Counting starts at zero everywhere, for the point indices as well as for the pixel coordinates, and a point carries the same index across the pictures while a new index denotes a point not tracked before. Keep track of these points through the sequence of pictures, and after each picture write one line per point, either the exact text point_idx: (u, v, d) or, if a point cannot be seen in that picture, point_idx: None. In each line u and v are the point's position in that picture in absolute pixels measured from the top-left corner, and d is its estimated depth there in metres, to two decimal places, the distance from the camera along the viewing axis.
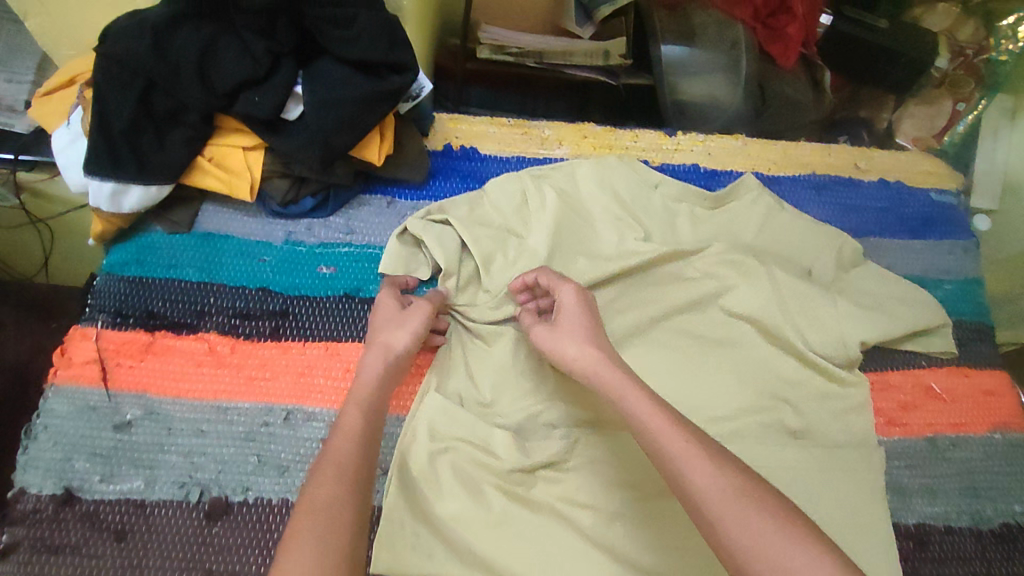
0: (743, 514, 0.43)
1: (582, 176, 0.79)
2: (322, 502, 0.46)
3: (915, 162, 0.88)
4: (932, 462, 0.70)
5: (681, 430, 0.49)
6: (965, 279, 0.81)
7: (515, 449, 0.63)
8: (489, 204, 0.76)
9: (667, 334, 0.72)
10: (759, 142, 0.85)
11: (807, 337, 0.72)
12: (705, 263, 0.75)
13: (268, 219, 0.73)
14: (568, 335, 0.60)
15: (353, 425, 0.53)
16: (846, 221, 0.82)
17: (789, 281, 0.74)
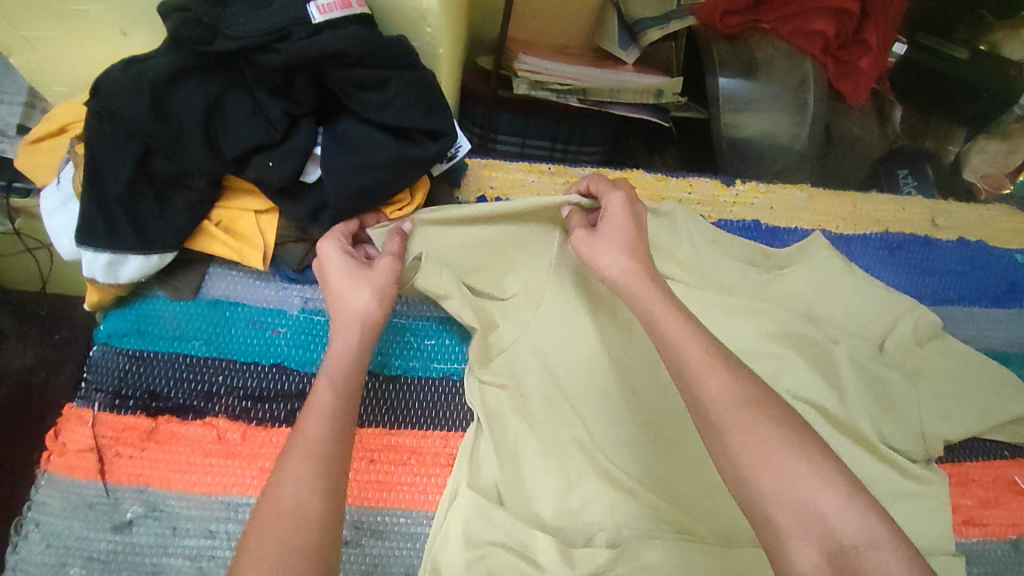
0: (755, 429, 0.41)
1: None
2: (289, 501, 0.44)
3: (998, 218, 0.79)
4: (1016, 568, 0.63)
5: (702, 344, 0.46)
6: None
7: (559, 554, 0.56)
8: (524, 257, 0.67)
9: None
10: (825, 194, 0.76)
11: (879, 425, 0.64)
12: (763, 337, 0.67)
13: (282, 284, 0.66)
14: (608, 245, 0.55)
15: (324, 406, 0.49)
16: (921, 288, 0.74)
17: (858, 360, 0.66)
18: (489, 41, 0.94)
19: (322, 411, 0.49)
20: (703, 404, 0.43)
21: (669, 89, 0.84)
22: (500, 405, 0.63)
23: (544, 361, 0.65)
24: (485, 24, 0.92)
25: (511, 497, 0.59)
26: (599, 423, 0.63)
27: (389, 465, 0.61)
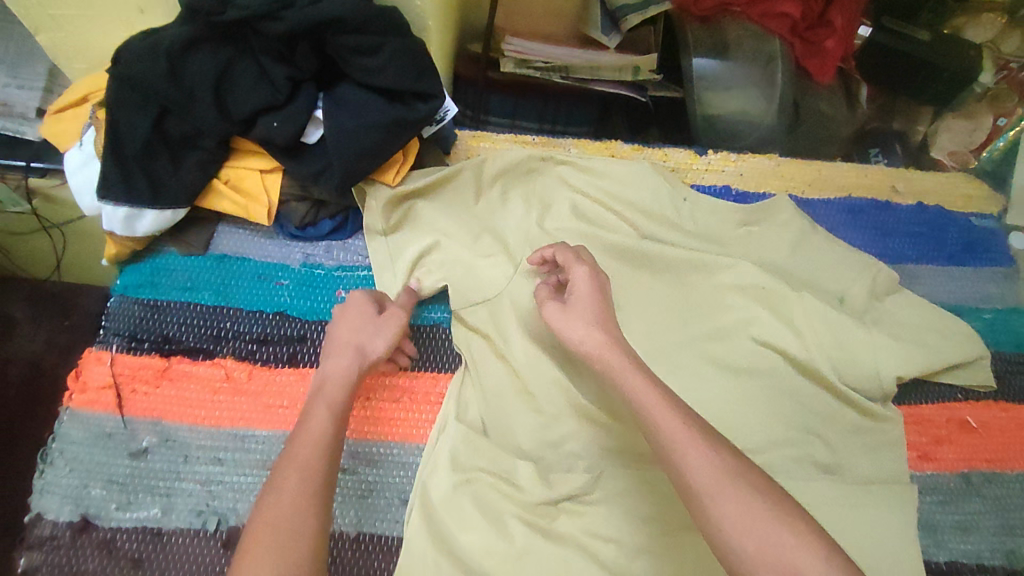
0: (737, 496, 0.43)
1: (605, 194, 0.76)
2: (286, 518, 0.45)
3: (956, 185, 0.84)
4: (965, 498, 0.69)
5: (679, 416, 0.49)
6: (1008, 307, 0.77)
7: (539, 479, 0.62)
8: (503, 219, 0.74)
9: (694, 360, 0.70)
10: (793, 162, 0.81)
11: (840, 371, 0.69)
12: (727, 290, 0.72)
13: (285, 241, 0.71)
14: (578, 318, 0.58)
15: (320, 433, 0.51)
16: (882, 248, 0.78)
17: (820, 310, 0.71)
18: (479, 27, 1.00)
19: (318, 433, 0.51)
20: (684, 481, 0.45)
21: (644, 66, 0.90)
22: (484, 350, 0.68)
23: (528, 308, 0.69)
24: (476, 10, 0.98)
25: (495, 432, 0.65)
26: (577, 369, 0.68)
27: (384, 402, 0.66)
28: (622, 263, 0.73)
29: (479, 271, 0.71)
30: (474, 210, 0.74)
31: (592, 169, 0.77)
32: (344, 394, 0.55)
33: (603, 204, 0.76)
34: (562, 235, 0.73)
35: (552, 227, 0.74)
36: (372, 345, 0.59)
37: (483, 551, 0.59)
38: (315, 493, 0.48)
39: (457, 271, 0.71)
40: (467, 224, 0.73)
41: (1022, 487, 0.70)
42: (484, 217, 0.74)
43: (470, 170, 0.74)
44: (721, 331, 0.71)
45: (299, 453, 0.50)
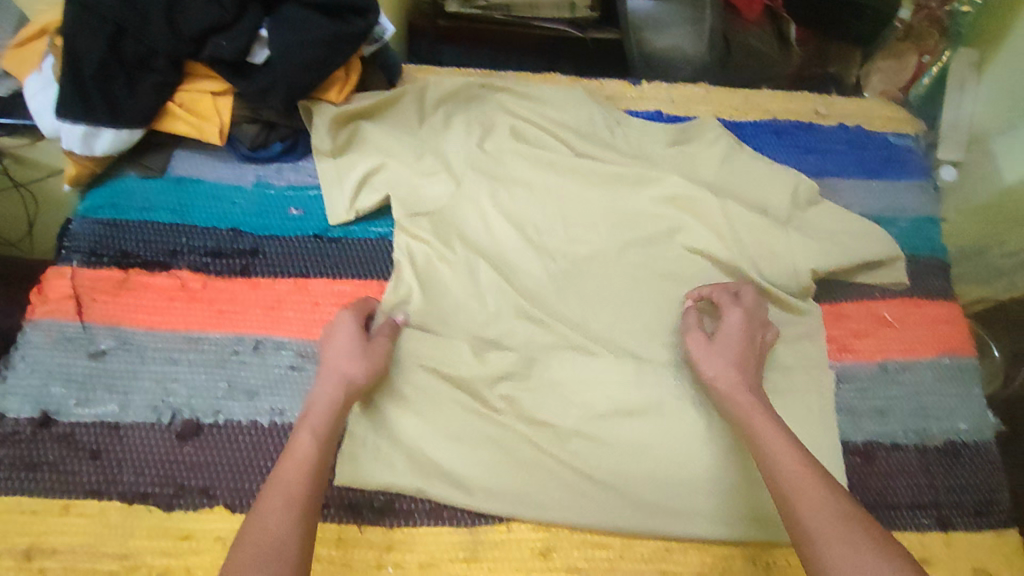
0: (853, 538, 0.47)
1: (543, 117, 0.80)
2: (271, 533, 0.48)
3: (875, 109, 0.90)
4: (883, 383, 0.74)
5: (803, 463, 0.53)
6: (921, 216, 0.84)
7: (477, 360, 0.67)
8: (444, 137, 0.78)
9: (627, 264, 0.74)
10: (722, 89, 0.88)
11: (761, 269, 0.74)
12: (656, 201, 0.77)
13: (239, 163, 0.75)
14: (720, 355, 0.64)
15: (306, 455, 0.54)
16: (805, 163, 0.84)
17: (742, 214, 0.75)
18: None
19: (303, 456, 0.54)
20: (800, 522, 0.49)
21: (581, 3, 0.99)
22: (426, 255, 0.72)
23: (468, 219, 0.74)
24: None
25: (437, 330, 0.69)
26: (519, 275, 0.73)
27: (332, 307, 0.70)
28: (563, 178, 0.77)
29: (423, 186, 0.75)
30: (418, 134, 0.78)
31: (531, 95, 0.82)
32: (330, 419, 0.57)
33: (541, 126, 0.80)
34: (501, 155, 0.78)
35: (491, 148, 0.78)
36: (356, 373, 0.61)
37: (424, 439, 0.65)
38: (299, 517, 0.50)
39: (401, 185, 0.75)
40: (410, 143, 0.77)
41: (933, 374, 0.75)
42: (427, 136, 0.78)
43: (413, 96, 0.79)
44: (653, 239, 0.76)
45: (285, 478, 0.52)
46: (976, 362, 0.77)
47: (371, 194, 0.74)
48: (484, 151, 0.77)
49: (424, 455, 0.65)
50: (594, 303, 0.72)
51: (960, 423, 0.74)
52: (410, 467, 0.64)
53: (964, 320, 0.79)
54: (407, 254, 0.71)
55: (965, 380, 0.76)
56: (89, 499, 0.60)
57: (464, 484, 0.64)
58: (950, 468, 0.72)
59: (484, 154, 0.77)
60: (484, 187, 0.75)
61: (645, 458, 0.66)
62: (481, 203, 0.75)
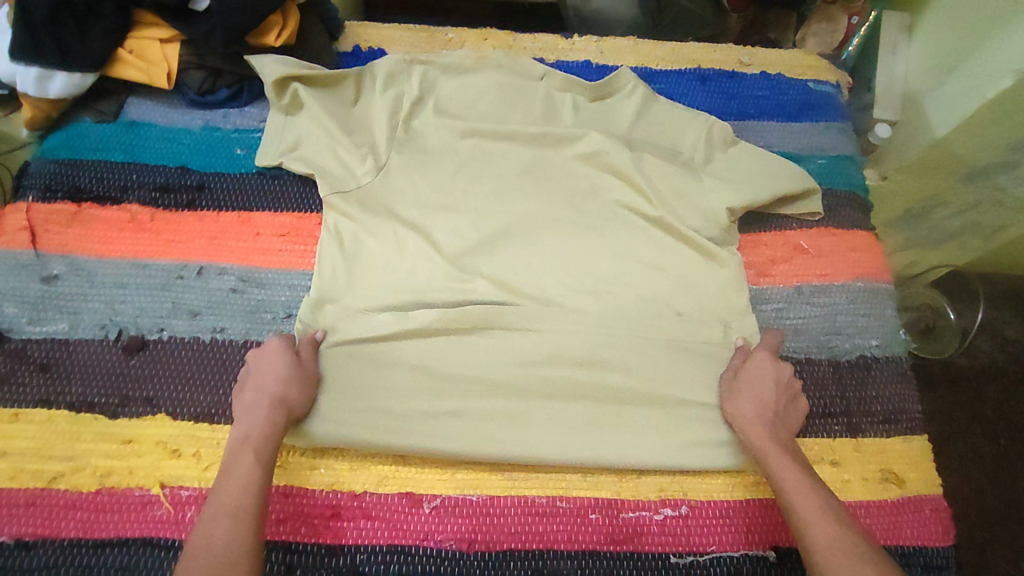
0: (859, 569, 0.52)
1: (465, 81, 0.85)
2: (223, 551, 0.50)
3: (796, 58, 0.98)
4: (797, 303, 0.79)
5: (816, 499, 0.58)
6: (840, 154, 0.91)
7: (400, 294, 0.72)
8: (375, 117, 0.81)
9: (552, 212, 0.79)
10: (648, 42, 0.95)
11: (677, 212, 0.79)
12: (578, 150, 0.82)
13: (188, 109, 0.80)
14: (742, 393, 0.68)
15: (250, 473, 0.56)
16: (728, 107, 0.92)
17: (658, 162, 0.81)
18: None
19: (247, 475, 0.56)
20: (813, 556, 0.55)
21: None
22: (353, 229, 0.74)
23: (397, 188, 0.77)
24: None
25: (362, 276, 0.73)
26: (446, 232, 0.76)
27: (273, 237, 0.75)
28: (491, 142, 0.82)
29: (347, 159, 0.77)
30: (351, 111, 0.81)
31: (465, 74, 0.85)
32: (270, 440, 0.59)
33: (466, 92, 0.84)
34: (426, 129, 0.81)
35: (418, 125, 0.81)
36: (287, 394, 0.63)
37: (344, 403, 0.66)
38: (247, 536, 0.52)
39: (327, 159, 0.77)
40: (344, 120, 0.79)
41: (847, 295, 0.80)
42: (358, 116, 0.81)
43: (353, 79, 0.81)
44: (581, 190, 0.81)
45: (227, 499, 0.54)
46: (890, 287, 0.82)
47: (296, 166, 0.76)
48: (409, 128, 0.80)
49: (349, 380, 0.67)
50: (523, 260, 0.75)
51: (873, 339, 0.78)
52: (333, 394, 0.66)
53: (876, 247, 0.84)
54: (336, 231, 0.74)
55: (878, 301, 0.80)
56: (39, 407, 0.63)
57: (397, 416, 0.65)
58: (861, 381, 0.76)
59: (415, 133, 0.80)
60: (411, 163, 0.78)
61: (568, 372, 0.69)
62: (413, 162, 0.79)
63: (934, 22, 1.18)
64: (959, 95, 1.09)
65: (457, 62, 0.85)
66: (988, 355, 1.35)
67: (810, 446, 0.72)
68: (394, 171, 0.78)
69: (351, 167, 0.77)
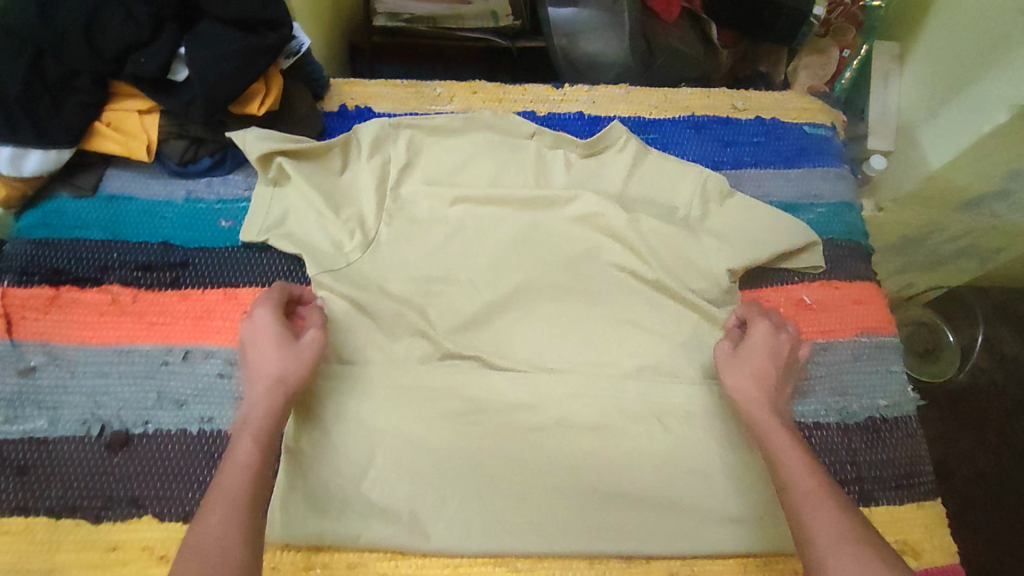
0: (861, 555, 0.47)
1: (452, 145, 0.84)
2: (214, 540, 0.45)
3: (791, 100, 0.96)
4: (802, 364, 0.77)
5: (818, 478, 0.54)
6: (839, 201, 0.89)
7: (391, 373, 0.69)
8: (361, 188, 0.79)
9: (548, 280, 0.77)
10: (641, 89, 0.93)
11: (678, 276, 0.77)
12: (573, 212, 0.80)
13: (169, 179, 0.77)
14: (741, 368, 0.65)
15: (246, 460, 0.52)
16: (724, 155, 0.90)
17: (655, 225, 0.79)
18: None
19: (242, 463, 0.51)
20: (808, 536, 0.50)
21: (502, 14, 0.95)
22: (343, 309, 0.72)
23: (389, 264, 0.75)
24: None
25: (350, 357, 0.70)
26: (440, 308, 0.74)
27: None
28: (481, 208, 0.80)
29: (335, 235, 0.76)
30: (338, 183, 0.79)
31: (450, 140, 0.84)
32: (271, 422, 0.56)
33: (453, 157, 0.83)
34: (413, 199, 0.80)
35: (405, 194, 0.80)
36: (285, 372, 0.59)
37: (335, 507, 0.62)
38: (239, 520, 0.47)
39: (316, 236, 0.76)
40: (332, 194, 0.78)
41: (852, 353, 0.78)
42: (344, 188, 0.80)
43: (339, 150, 0.80)
44: (578, 258, 0.79)
45: (222, 483, 0.50)
46: (896, 340, 0.80)
47: (281, 245, 0.74)
48: (397, 197, 0.80)
49: (345, 471, 0.64)
50: (519, 333, 0.74)
51: (881, 399, 0.76)
52: (329, 487, 0.63)
53: (881, 299, 0.82)
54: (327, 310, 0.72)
55: (884, 357, 0.79)
56: (17, 515, 0.60)
57: (393, 512, 0.63)
58: (871, 444, 0.74)
59: (402, 204, 0.79)
60: (400, 236, 0.77)
61: (571, 451, 0.67)
62: (404, 236, 0.77)
63: (925, 53, 1.17)
64: (953, 128, 1.08)
65: (440, 128, 0.84)
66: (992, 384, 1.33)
67: None
68: (383, 243, 0.76)
69: (339, 242, 0.76)
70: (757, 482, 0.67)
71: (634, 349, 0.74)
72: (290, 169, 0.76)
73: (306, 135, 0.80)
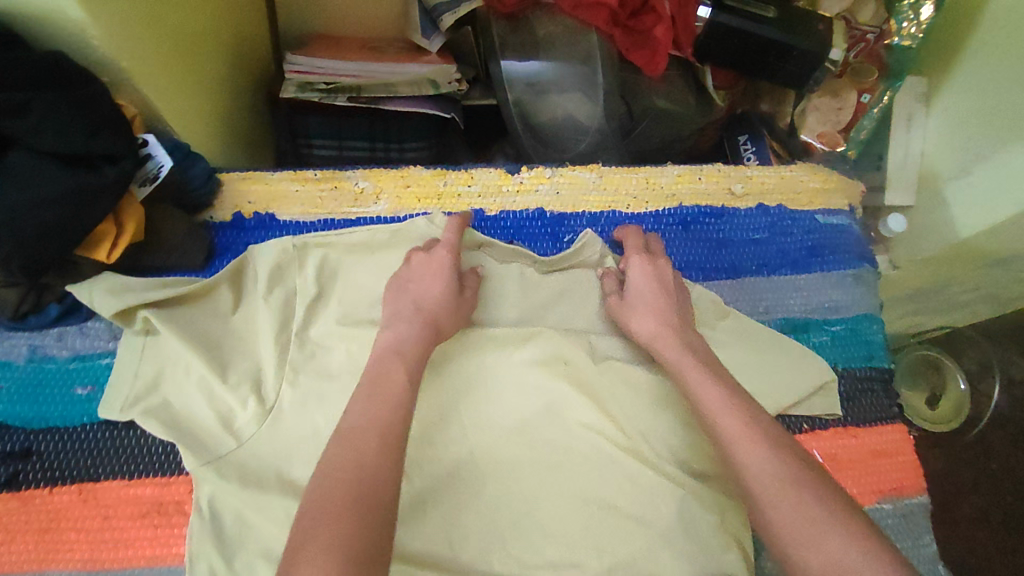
0: (803, 502, 0.45)
1: (376, 267, 0.66)
2: (366, 477, 0.45)
3: (801, 178, 0.78)
4: None
5: (740, 412, 0.51)
6: (857, 315, 0.73)
7: None
8: (259, 335, 0.63)
9: (499, 453, 0.62)
10: (615, 173, 0.75)
11: (650, 442, 0.64)
12: (527, 357, 0.65)
13: (7, 333, 0.61)
14: (637, 312, 0.63)
15: (398, 397, 0.51)
16: (719, 259, 0.73)
17: (622, 369, 0.66)
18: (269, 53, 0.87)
19: (397, 390, 0.52)
20: (745, 482, 0.48)
21: (442, 79, 0.79)
22: (234, 507, 0.56)
23: (294, 438, 0.59)
24: (257, 18, 0.81)
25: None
26: None
27: (126, 520, 0.57)
28: None
29: (228, 404, 0.60)
30: (232, 328, 0.63)
31: (373, 256, 0.67)
32: (421, 360, 0.56)
33: (377, 283, 0.66)
34: (327, 343, 0.63)
35: (315, 337, 0.64)
36: (444, 319, 0.60)
37: None
38: (391, 460, 0.47)
39: (202, 408, 0.60)
40: (224, 350, 0.62)
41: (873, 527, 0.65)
42: (237, 335, 0.63)
43: (227, 284, 0.63)
44: (535, 417, 0.63)
45: (362, 416, 0.49)
46: (924, 500, 0.67)
47: (150, 427, 0.58)
48: (306, 343, 0.63)
49: None
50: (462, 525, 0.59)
51: None
52: None
53: (907, 447, 0.68)
54: (210, 511, 0.56)
55: (910, 528, 0.65)
56: None
57: None
58: None
59: (312, 351, 0.63)
60: (308, 398, 0.61)
61: None
62: (312, 402, 0.61)
63: (956, 94, 0.99)
64: (986, 194, 0.92)
65: (362, 241, 0.67)
66: None
67: None
68: (288, 406, 0.60)
69: (231, 411, 0.60)
70: None
71: (605, 544, 0.59)
72: (158, 324, 0.59)
73: (186, 266, 0.64)
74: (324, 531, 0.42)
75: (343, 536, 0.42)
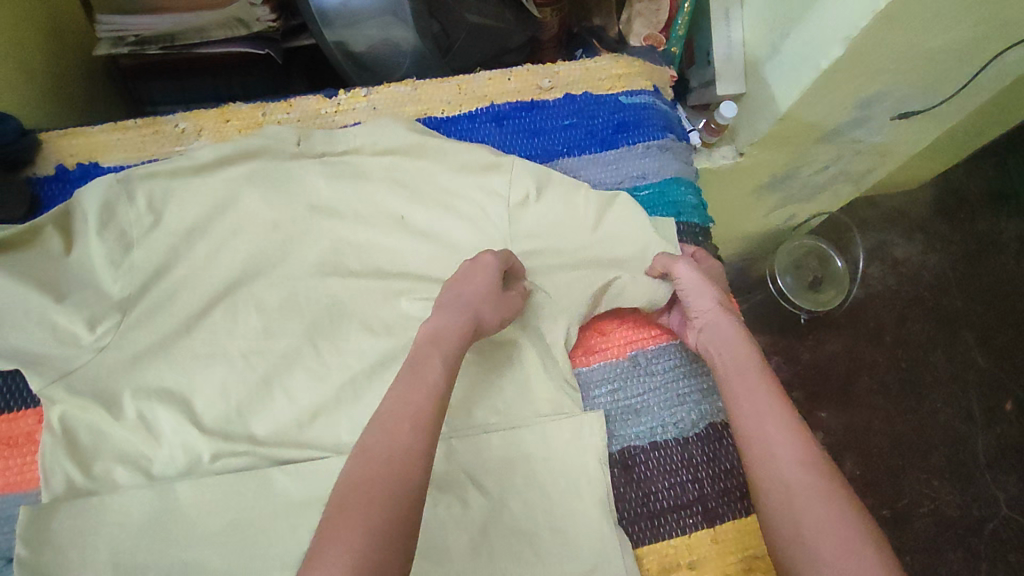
0: (829, 511, 0.48)
1: (200, 192, 0.70)
2: (400, 459, 0.49)
3: (602, 67, 0.85)
4: (633, 380, 0.72)
5: (780, 413, 0.55)
6: (665, 176, 0.81)
7: (148, 489, 0.60)
8: (92, 271, 0.66)
9: (337, 341, 0.68)
10: (428, 83, 0.81)
11: None
12: (363, 256, 0.72)
13: None
14: (699, 290, 0.68)
15: (435, 383, 0.55)
16: (532, 147, 0.80)
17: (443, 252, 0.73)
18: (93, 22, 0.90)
19: (432, 385, 0.55)
20: (772, 471, 0.52)
21: (246, 16, 0.83)
22: (87, 422, 0.61)
23: (141, 355, 0.64)
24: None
25: (103, 479, 0.61)
26: (209, 395, 0.65)
27: None
28: (256, 266, 0.70)
29: (64, 337, 0.63)
30: (63, 267, 0.66)
31: (196, 184, 0.70)
32: (457, 351, 0.59)
33: (204, 207, 0.70)
34: (165, 270, 0.68)
35: (149, 263, 0.67)
36: (488, 316, 0.64)
37: None
38: (425, 444, 0.51)
39: (37, 344, 0.63)
40: (58, 287, 0.65)
41: (688, 355, 0.73)
42: (72, 272, 0.66)
43: (54, 227, 0.66)
44: (370, 303, 0.70)
45: (408, 407, 0.53)
46: None
47: None
48: (140, 270, 0.67)
49: None
50: (307, 401, 0.66)
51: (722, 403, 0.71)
52: None
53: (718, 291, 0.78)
54: (63, 430, 0.60)
55: None
56: None
57: None
58: (714, 454, 0.69)
59: (145, 278, 0.67)
60: (147, 319, 0.65)
61: None
62: (156, 321, 0.66)
63: None
64: (791, 68, 0.94)
65: (184, 169, 0.70)
66: (867, 304, 1.36)
67: (648, 557, 0.65)
68: (128, 329, 0.65)
69: (74, 338, 0.64)
70: (572, 515, 0.63)
71: None
72: None
73: (12, 217, 0.67)
74: (352, 522, 0.45)
75: (379, 524, 0.45)
